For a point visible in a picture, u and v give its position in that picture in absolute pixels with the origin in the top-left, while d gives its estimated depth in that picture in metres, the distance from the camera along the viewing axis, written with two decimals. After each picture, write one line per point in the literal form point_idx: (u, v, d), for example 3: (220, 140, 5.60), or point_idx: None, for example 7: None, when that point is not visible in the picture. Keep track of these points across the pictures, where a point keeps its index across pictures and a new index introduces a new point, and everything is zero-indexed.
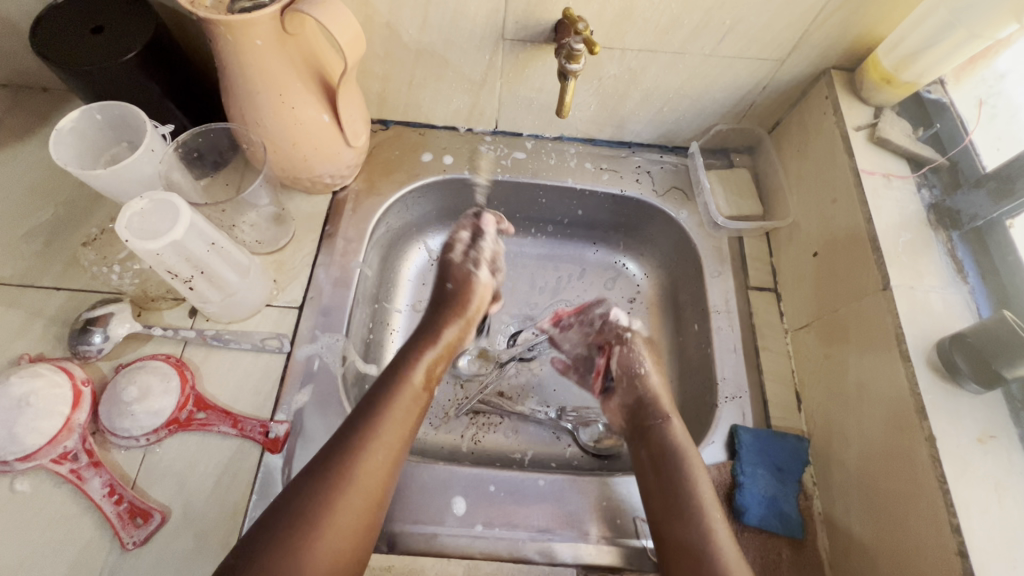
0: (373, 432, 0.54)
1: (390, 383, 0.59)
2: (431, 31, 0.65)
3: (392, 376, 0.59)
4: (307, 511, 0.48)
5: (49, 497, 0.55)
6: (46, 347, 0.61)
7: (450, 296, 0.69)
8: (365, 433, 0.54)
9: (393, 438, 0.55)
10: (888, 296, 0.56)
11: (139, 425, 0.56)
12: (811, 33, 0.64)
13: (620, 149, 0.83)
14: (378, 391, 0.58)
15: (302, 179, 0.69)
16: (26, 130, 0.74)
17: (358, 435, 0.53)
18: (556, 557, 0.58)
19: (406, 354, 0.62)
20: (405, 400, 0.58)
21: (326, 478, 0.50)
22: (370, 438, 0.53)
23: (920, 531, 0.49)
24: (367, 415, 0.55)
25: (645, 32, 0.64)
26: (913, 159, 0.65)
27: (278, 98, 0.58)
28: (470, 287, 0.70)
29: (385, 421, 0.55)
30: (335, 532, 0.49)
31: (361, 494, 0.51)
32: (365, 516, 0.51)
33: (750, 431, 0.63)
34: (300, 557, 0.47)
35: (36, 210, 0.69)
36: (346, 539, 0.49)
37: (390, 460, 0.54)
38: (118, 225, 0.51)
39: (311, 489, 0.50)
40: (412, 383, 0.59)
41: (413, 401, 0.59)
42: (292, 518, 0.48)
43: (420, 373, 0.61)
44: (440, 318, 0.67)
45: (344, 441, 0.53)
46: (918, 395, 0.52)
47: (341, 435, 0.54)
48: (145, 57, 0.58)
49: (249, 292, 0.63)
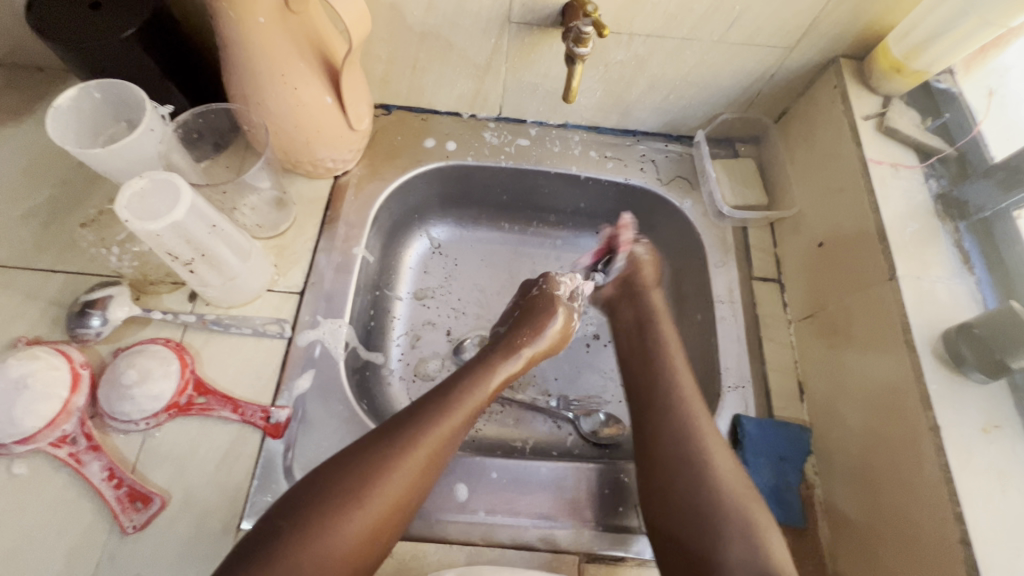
0: (427, 424, 0.54)
1: (459, 384, 0.59)
2: (436, 14, 0.64)
3: (463, 378, 0.60)
4: (349, 488, 0.49)
5: (47, 481, 0.55)
6: (42, 330, 0.60)
7: (534, 317, 0.68)
8: (420, 424, 0.54)
9: (445, 434, 0.55)
10: (894, 286, 0.56)
11: (139, 410, 0.56)
12: (821, 19, 0.63)
13: (625, 137, 0.82)
14: (447, 390, 0.58)
15: (303, 162, 0.68)
16: (21, 110, 0.73)
17: (413, 424, 0.54)
18: (558, 543, 0.58)
19: (487, 361, 0.63)
20: (469, 403, 0.58)
21: (376, 460, 0.51)
22: (425, 430, 0.54)
23: (924, 518, 0.49)
24: (428, 410, 0.56)
25: (653, 17, 0.63)
26: (921, 149, 0.65)
27: (280, 78, 0.57)
28: (558, 305, 0.69)
29: (443, 416, 0.56)
30: (373, 512, 0.49)
31: (406, 482, 0.51)
32: (403, 504, 0.51)
33: (752, 420, 0.63)
34: (335, 527, 0.47)
35: (32, 191, 0.68)
36: (382, 520, 0.49)
37: (438, 454, 0.54)
38: (118, 206, 0.50)
39: (357, 466, 0.50)
40: (484, 389, 0.60)
41: (477, 403, 0.59)
42: (334, 493, 0.49)
43: (494, 383, 0.61)
44: (531, 335, 0.66)
45: (398, 429, 0.54)
46: (923, 385, 0.52)
47: (396, 423, 0.54)
48: (144, 34, 0.57)
49: (249, 276, 0.62)
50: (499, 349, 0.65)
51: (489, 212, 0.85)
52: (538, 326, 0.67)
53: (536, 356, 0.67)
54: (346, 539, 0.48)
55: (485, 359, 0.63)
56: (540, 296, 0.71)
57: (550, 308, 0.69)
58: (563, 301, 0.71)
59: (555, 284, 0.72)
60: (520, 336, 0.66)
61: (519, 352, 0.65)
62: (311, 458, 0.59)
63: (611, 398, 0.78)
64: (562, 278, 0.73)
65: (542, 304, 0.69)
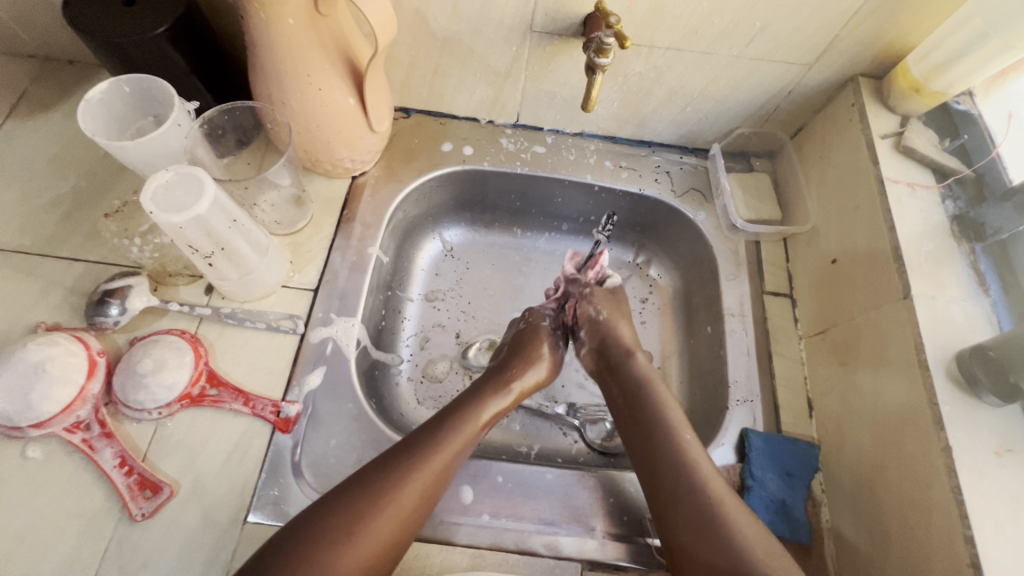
0: (419, 463, 0.54)
1: (449, 418, 0.59)
2: (460, 20, 0.65)
3: (454, 414, 0.60)
4: (346, 520, 0.50)
5: (60, 465, 0.55)
6: (62, 317, 0.61)
7: (529, 347, 0.69)
8: (411, 462, 0.54)
9: (437, 473, 0.55)
10: (908, 305, 0.56)
11: (153, 399, 0.56)
12: (841, 38, 0.64)
13: (641, 148, 0.82)
14: (441, 425, 0.58)
15: (323, 162, 0.69)
16: (51, 102, 0.75)
17: (408, 461, 0.54)
18: (562, 550, 0.58)
19: (476, 395, 0.63)
20: (461, 440, 0.58)
21: (367, 497, 0.51)
22: (417, 468, 0.54)
23: (931, 555, 0.49)
24: (421, 444, 0.56)
25: (674, 31, 0.64)
26: (938, 169, 0.65)
27: (305, 79, 0.58)
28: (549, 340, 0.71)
29: (433, 455, 0.55)
30: (367, 547, 0.50)
31: (398, 517, 0.52)
32: (396, 539, 0.51)
33: (760, 435, 0.63)
34: (330, 559, 0.48)
35: (58, 181, 0.69)
36: (373, 555, 0.50)
37: (429, 492, 0.54)
38: (144, 197, 0.51)
39: (345, 505, 0.51)
40: (474, 424, 0.60)
41: (470, 436, 0.59)
42: (324, 528, 0.49)
43: (484, 417, 0.61)
44: (521, 368, 0.67)
45: (388, 467, 0.54)
46: (935, 405, 0.51)
47: (390, 459, 0.55)
48: (175, 31, 0.58)
49: (266, 272, 0.63)
50: (490, 382, 0.65)
51: (501, 217, 0.86)
52: (527, 361, 0.68)
53: (530, 387, 0.68)
54: (339, 571, 0.48)
55: (477, 393, 0.64)
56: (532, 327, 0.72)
57: (541, 341, 0.70)
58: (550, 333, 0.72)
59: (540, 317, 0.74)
60: (512, 369, 0.67)
61: (510, 388, 0.65)
62: (319, 454, 0.60)
63: None
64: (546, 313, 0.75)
65: (534, 340, 0.70)
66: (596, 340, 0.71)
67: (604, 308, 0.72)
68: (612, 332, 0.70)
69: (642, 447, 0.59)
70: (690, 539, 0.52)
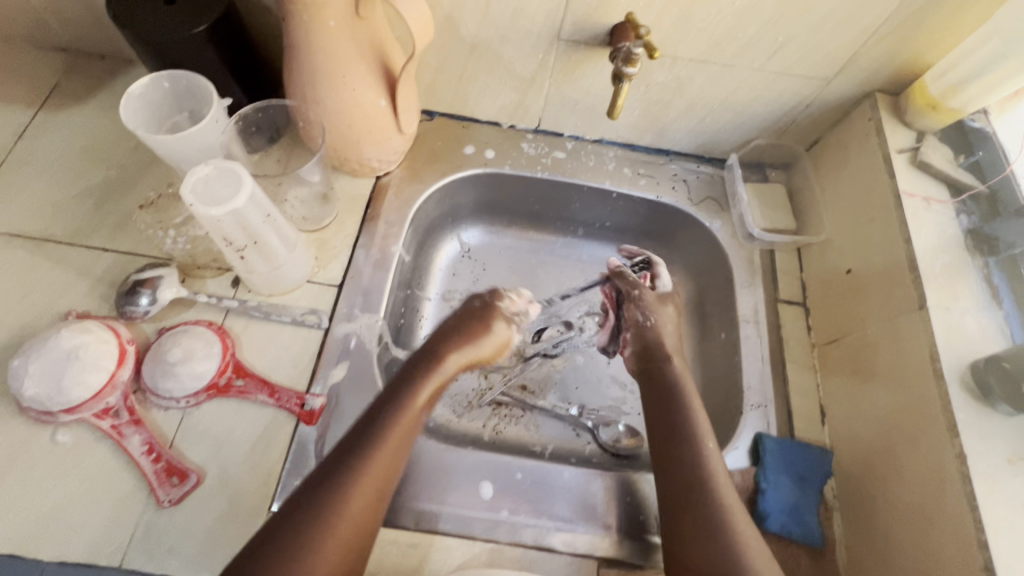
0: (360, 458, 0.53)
1: (385, 407, 0.57)
2: (489, 26, 0.67)
3: (388, 401, 0.58)
4: (302, 534, 0.48)
5: (89, 450, 0.56)
6: (91, 305, 0.63)
7: (464, 324, 0.66)
8: (353, 460, 0.53)
9: (381, 463, 0.53)
10: (923, 315, 0.58)
11: (181, 387, 0.58)
12: (860, 54, 0.66)
13: (659, 156, 0.84)
14: (377, 414, 0.56)
15: (350, 161, 0.71)
16: (83, 94, 0.76)
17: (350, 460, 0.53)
18: (579, 547, 0.59)
19: (408, 377, 0.60)
20: (401, 424, 0.56)
21: (315, 507, 0.50)
22: (359, 464, 0.52)
23: (945, 562, 0.50)
24: (359, 440, 0.54)
25: (698, 42, 0.65)
26: (953, 184, 0.66)
27: (340, 79, 0.60)
28: (489, 310, 0.67)
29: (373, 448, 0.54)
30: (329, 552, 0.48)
31: (351, 524, 0.50)
32: (359, 535, 0.50)
33: (774, 439, 0.64)
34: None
35: (89, 171, 0.71)
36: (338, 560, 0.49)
37: (379, 483, 0.53)
38: (183, 190, 0.52)
39: (295, 521, 0.49)
40: (411, 407, 0.58)
41: (407, 424, 0.56)
42: (281, 549, 0.47)
43: (421, 397, 0.59)
44: (456, 346, 0.64)
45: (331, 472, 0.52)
46: (950, 413, 0.53)
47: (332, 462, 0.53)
48: (214, 31, 0.60)
49: (293, 266, 0.64)
50: (424, 362, 0.62)
51: (519, 220, 0.88)
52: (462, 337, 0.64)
53: (469, 362, 0.65)
54: None
55: (409, 374, 0.61)
56: (482, 307, 0.67)
57: (480, 314, 0.66)
58: (493, 305, 0.68)
59: (499, 296, 0.69)
60: (446, 347, 0.63)
61: (444, 366, 0.62)
62: None
63: (629, 410, 0.79)
64: (510, 294, 0.70)
65: (471, 315, 0.66)
66: (641, 344, 0.70)
67: (653, 313, 0.71)
68: (656, 337, 0.69)
69: (667, 454, 0.60)
70: (704, 549, 0.53)
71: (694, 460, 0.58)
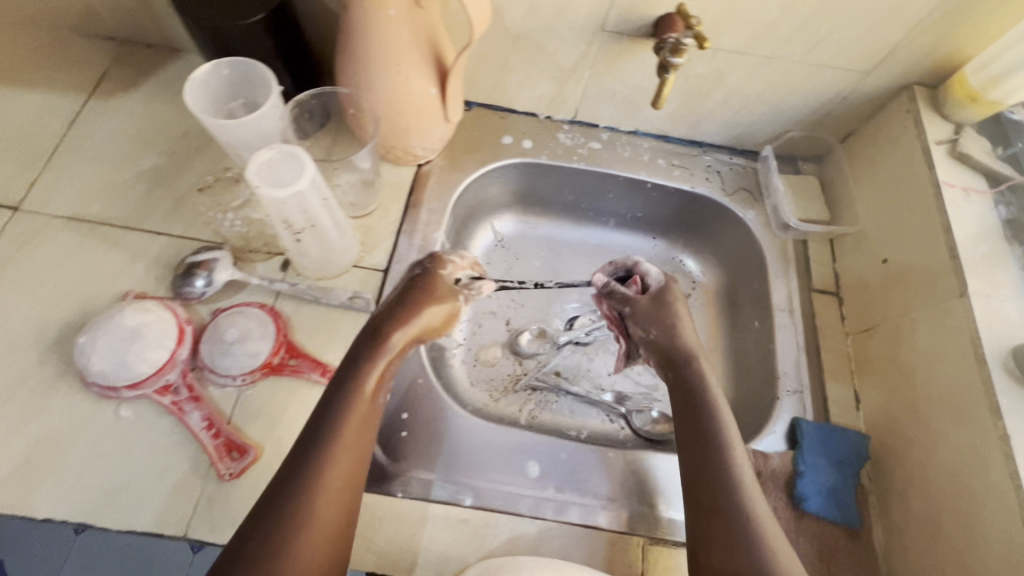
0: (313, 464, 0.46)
1: (330, 403, 0.49)
2: (535, 17, 0.68)
3: (333, 396, 0.50)
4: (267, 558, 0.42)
5: (151, 425, 0.58)
6: (148, 287, 0.64)
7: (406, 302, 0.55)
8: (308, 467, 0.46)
9: (338, 465, 0.46)
10: (965, 303, 0.59)
11: (238, 365, 0.59)
12: (900, 47, 0.67)
13: (692, 148, 0.85)
14: (324, 411, 0.49)
15: (396, 150, 0.72)
16: (131, 82, 0.78)
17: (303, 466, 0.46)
18: (625, 525, 0.60)
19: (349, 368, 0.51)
20: (353, 417, 0.49)
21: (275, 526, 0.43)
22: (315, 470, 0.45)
23: (986, 539, 0.52)
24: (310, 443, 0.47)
25: (741, 34, 0.67)
26: (992, 175, 0.67)
27: (394, 68, 0.61)
28: (431, 281, 0.57)
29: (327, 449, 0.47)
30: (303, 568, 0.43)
31: (323, 531, 0.44)
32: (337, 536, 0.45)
33: (812, 423, 0.65)
34: None
35: (140, 157, 0.73)
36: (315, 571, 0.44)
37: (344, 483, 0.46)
38: (250, 172, 0.54)
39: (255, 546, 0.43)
40: (361, 399, 0.50)
41: (360, 416, 0.49)
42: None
43: (370, 386, 0.51)
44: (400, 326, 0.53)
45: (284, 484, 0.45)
46: (993, 397, 0.54)
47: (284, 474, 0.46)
48: (270, 20, 0.61)
49: (342, 250, 0.67)
50: (364, 349, 0.52)
51: (552, 211, 0.89)
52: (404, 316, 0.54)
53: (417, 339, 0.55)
54: None
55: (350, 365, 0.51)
56: (421, 278, 0.57)
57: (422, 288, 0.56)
58: (436, 279, 0.57)
59: (441, 262, 0.59)
60: (388, 329, 0.53)
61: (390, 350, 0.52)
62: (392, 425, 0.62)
63: (661, 396, 0.81)
64: (452, 256, 0.60)
65: (417, 292, 0.56)
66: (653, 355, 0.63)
67: (649, 323, 0.63)
68: (668, 337, 0.61)
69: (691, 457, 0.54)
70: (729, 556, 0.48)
71: (715, 448, 0.54)
